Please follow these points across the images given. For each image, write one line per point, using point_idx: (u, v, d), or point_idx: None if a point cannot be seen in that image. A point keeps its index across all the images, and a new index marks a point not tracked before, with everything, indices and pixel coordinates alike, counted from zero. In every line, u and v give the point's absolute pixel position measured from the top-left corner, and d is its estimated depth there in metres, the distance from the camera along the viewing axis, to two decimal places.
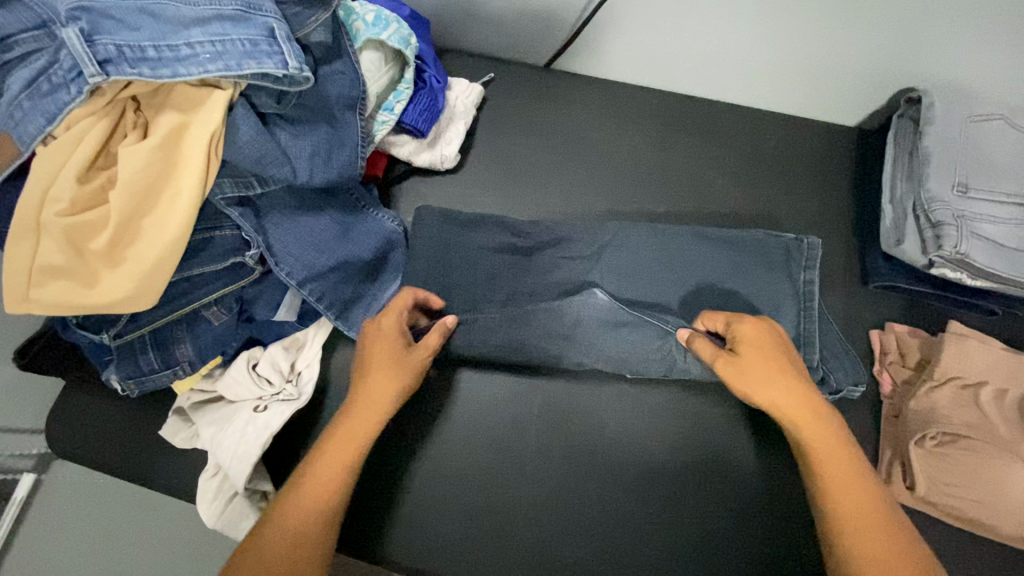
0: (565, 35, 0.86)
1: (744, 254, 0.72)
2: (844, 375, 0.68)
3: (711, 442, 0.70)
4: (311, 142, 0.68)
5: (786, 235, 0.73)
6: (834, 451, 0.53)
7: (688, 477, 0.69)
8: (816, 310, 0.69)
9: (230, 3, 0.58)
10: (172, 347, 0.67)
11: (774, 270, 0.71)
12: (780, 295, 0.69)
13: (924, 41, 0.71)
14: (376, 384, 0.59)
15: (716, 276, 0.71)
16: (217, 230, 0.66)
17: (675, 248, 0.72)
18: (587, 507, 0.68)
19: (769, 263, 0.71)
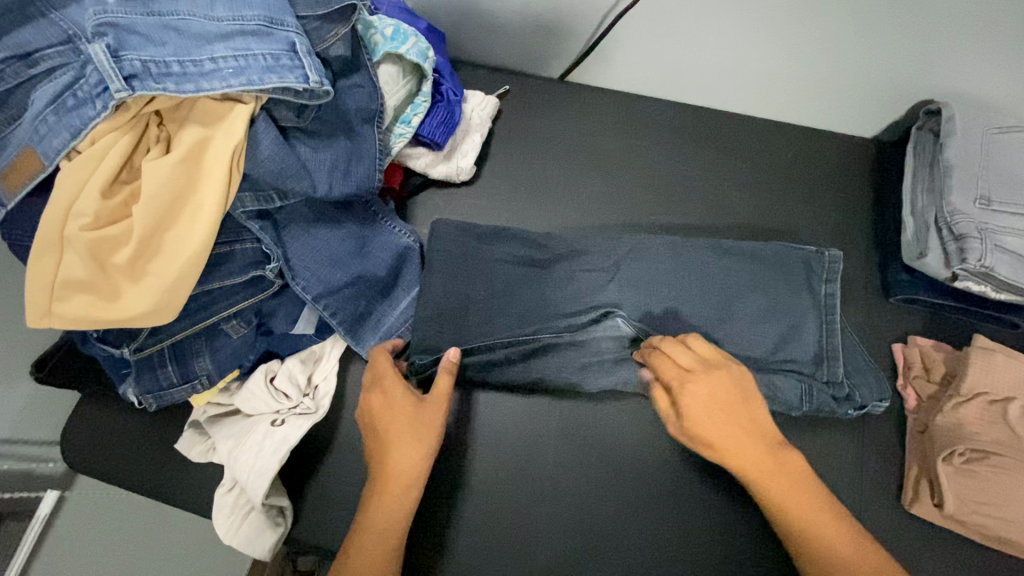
0: (581, 47, 0.86)
1: (765, 267, 0.71)
2: (870, 391, 0.67)
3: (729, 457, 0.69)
4: (330, 155, 0.68)
5: (805, 247, 0.72)
6: (791, 481, 0.55)
7: (704, 491, 0.68)
8: (838, 322, 0.68)
9: (253, 18, 0.59)
10: (190, 361, 0.66)
11: (796, 284, 0.70)
12: (801, 309, 0.69)
13: (944, 51, 0.71)
14: (412, 463, 0.57)
15: (738, 289, 0.70)
16: (238, 244, 0.65)
17: (695, 261, 0.72)
18: (606, 524, 0.67)
19: (790, 277, 0.70)
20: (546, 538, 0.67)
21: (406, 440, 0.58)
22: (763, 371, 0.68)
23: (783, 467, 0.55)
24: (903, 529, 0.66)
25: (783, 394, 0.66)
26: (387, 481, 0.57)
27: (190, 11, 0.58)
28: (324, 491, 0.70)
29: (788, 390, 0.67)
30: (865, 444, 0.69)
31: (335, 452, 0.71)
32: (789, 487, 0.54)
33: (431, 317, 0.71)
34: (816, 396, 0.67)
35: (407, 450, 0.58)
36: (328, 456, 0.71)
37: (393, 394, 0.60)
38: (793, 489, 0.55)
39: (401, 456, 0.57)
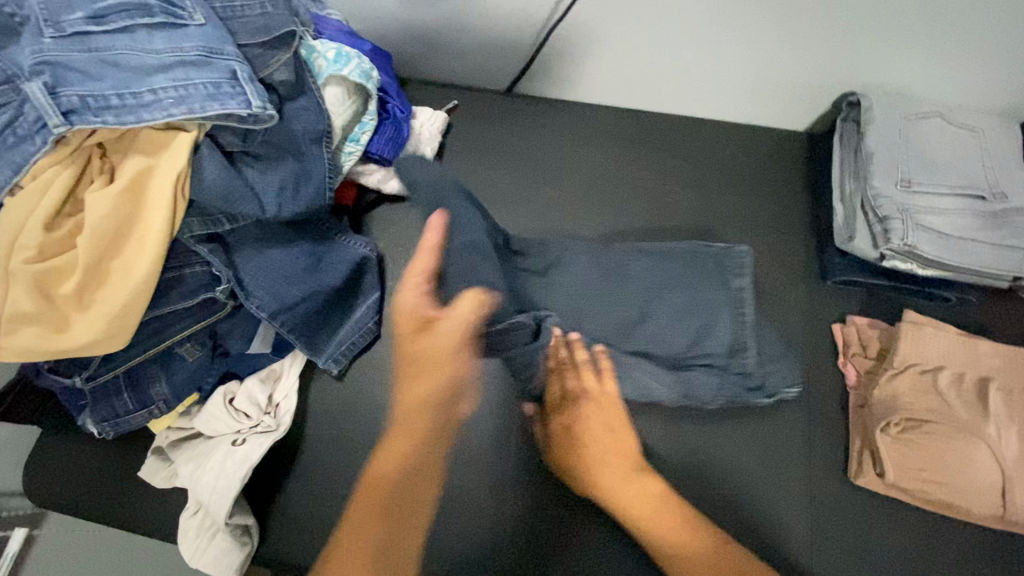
0: (523, 60, 0.90)
1: (687, 267, 0.75)
2: (781, 380, 0.72)
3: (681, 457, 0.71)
4: (279, 177, 0.69)
5: (715, 246, 0.76)
6: (637, 491, 0.66)
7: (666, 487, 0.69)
8: (749, 310, 0.73)
9: (192, 49, 0.61)
10: (146, 388, 0.67)
11: (712, 284, 0.74)
12: (713, 304, 0.73)
13: (856, 47, 0.76)
14: (419, 385, 0.64)
15: (658, 289, 0.74)
16: (188, 267, 0.66)
17: (622, 263, 0.76)
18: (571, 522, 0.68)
19: (710, 276, 0.74)
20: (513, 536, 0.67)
21: (418, 372, 0.64)
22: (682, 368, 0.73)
23: (629, 479, 0.67)
24: (849, 499, 0.69)
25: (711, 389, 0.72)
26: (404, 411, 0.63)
27: (128, 45, 0.60)
28: (290, 505, 0.71)
29: (705, 383, 0.72)
30: (812, 422, 0.72)
31: (301, 467, 0.73)
32: (639, 494, 0.66)
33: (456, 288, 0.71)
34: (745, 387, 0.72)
35: (421, 381, 0.64)
36: (293, 471, 0.73)
37: (408, 327, 0.67)
38: (641, 497, 0.66)
39: (415, 387, 0.64)
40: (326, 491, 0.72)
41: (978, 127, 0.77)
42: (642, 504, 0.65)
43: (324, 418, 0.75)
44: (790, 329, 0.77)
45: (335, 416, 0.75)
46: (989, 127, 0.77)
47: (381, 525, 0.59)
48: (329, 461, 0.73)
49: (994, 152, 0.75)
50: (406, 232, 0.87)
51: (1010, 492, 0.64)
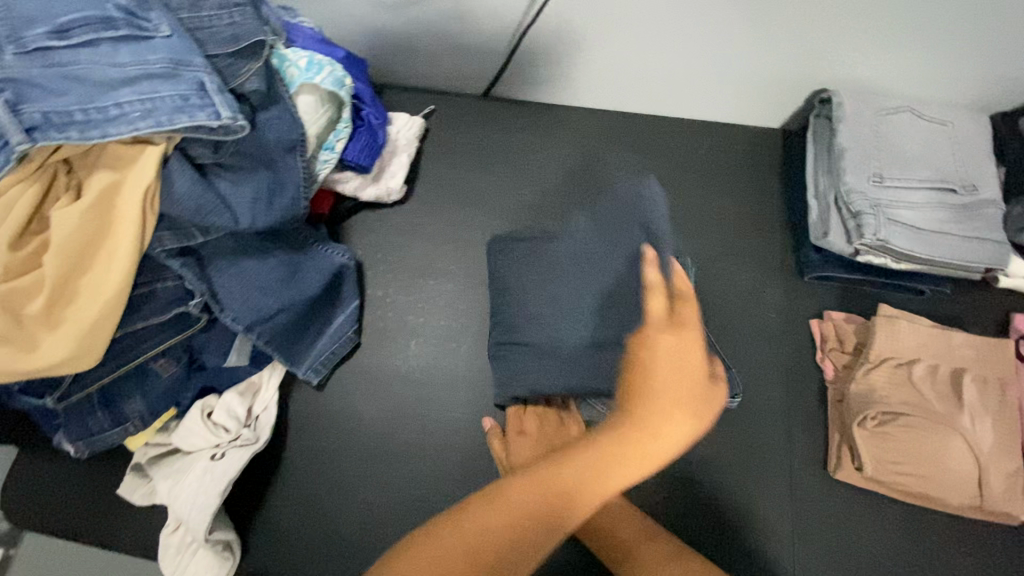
0: (498, 64, 0.90)
1: (613, 220, 0.72)
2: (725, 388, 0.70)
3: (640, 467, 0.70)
4: (252, 188, 0.69)
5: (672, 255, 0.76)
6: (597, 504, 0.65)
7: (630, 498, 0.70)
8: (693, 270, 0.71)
9: (157, 61, 0.60)
10: (120, 405, 0.66)
11: (624, 210, 0.71)
12: None
13: (827, 44, 0.77)
14: (672, 427, 0.48)
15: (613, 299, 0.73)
16: (159, 281, 0.65)
17: (575, 254, 0.74)
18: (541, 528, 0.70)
19: (628, 216, 0.70)
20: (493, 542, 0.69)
21: (666, 399, 0.48)
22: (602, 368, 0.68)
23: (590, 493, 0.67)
24: (830, 494, 0.69)
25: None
26: (635, 443, 0.48)
27: (91, 59, 0.58)
28: (275, 516, 0.71)
29: None
30: (791, 418, 0.73)
31: (284, 478, 0.73)
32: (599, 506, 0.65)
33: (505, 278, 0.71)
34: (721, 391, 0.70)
35: (647, 418, 0.48)
36: (277, 482, 0.73)
37: (661, 331, 0.50)
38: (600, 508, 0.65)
39: (627, 421, 0.49)
40: (312, 500, 0.72)
41: (948, 121, 0.78)
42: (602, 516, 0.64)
43: (305, 428, 0.75)
44: (769, 326, 0.78)
45: (319, 425, 0.76)
46: (960, 119, 0.78)
47: (453, 561, 0.43)
48: (313, 472, 0.73)
49: (964, 145, 0.76)
50: (385, 239, 0.87)
51: (985, 481, 0.65)
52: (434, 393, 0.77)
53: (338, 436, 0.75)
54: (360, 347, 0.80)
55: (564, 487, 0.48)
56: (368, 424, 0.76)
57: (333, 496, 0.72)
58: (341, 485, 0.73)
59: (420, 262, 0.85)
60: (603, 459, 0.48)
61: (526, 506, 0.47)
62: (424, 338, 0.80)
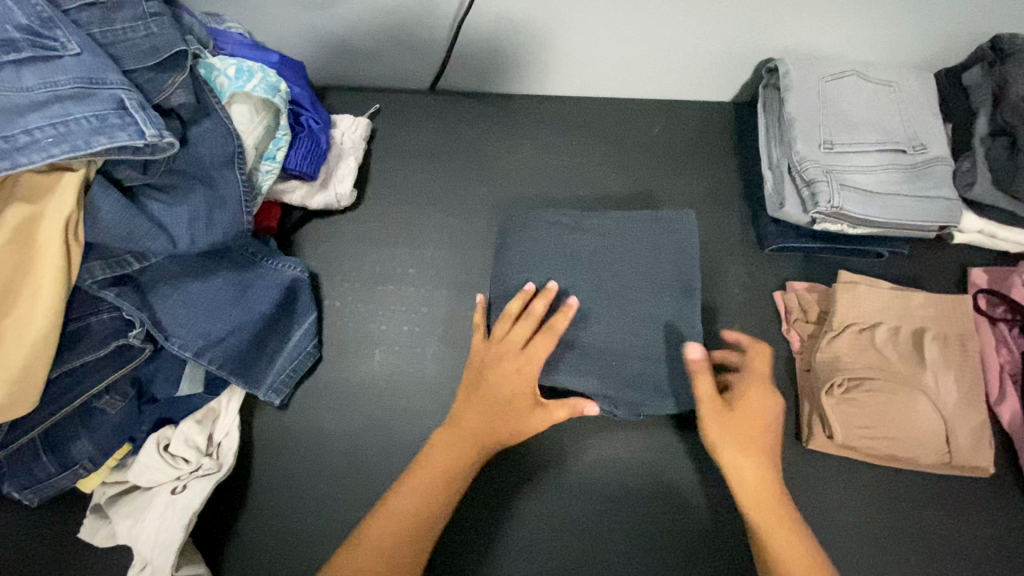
0: (440, 57, 0.87)
1: (656, 237, 0.72)
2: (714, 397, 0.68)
3: (600, 458, 0.71)
4: (187, 207, 0.65)
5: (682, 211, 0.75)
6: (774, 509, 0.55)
7: (587, 482, 0.70)
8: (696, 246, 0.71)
9: (67, 82, 0.56)
10: (66, 448, 0.63)
11: (666, 236, 0.71)
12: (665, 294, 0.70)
13: (771, 11, 0.76)
14: (501, 368, 0.63)
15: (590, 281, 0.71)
16: (95, 314, 0.62)
17: (596, 254, 0.72)
18: (510, 534, 0.68)
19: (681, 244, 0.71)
20: (459, 551, 0.67)
21: (501, 375, 0.62)
22: (595, 360, 0.67)
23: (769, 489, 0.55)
24: (804, 464, 0.70)
25: (628, 387, 0.66)
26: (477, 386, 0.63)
27: None
28: (245, 544, 0.69)
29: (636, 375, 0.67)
30: None
31: (253, 504, 0.71)
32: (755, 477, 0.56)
33: (501, 271, 0.73)
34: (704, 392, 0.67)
35: (501, 393, 0.62)
36: (245, 513, 0.70)
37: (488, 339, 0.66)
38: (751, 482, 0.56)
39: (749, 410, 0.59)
40: (281, 524, 0.70)
41: (894, 82, 0.77)
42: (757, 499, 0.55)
43: (272, 451, 0.73)
44: (734, 302, 0.77)
45: (285, 444, 0.73)
46: (905, 79, 0.78)
47: (401, 526, 0.55)
48: (284, 493, 0.71)
49: (911, 105, 0.76)
50: (339, 247, 0.84)
51: (951, 436, 0.66)
52: (402, 402, 0.75)
53: (305, 455, 0.73)
54: (322, 361, 0.78)
55: (454, 458, 0.59)
56: (336, 439, 0.74)
57: (306, 516, 0.70)
58: (314, 504, 0.71)
59: (377, 269, 0.83)
60: (473, 431, 0.61)
61: (434, 476, 0.58)
62: (387, 345, 0.78)
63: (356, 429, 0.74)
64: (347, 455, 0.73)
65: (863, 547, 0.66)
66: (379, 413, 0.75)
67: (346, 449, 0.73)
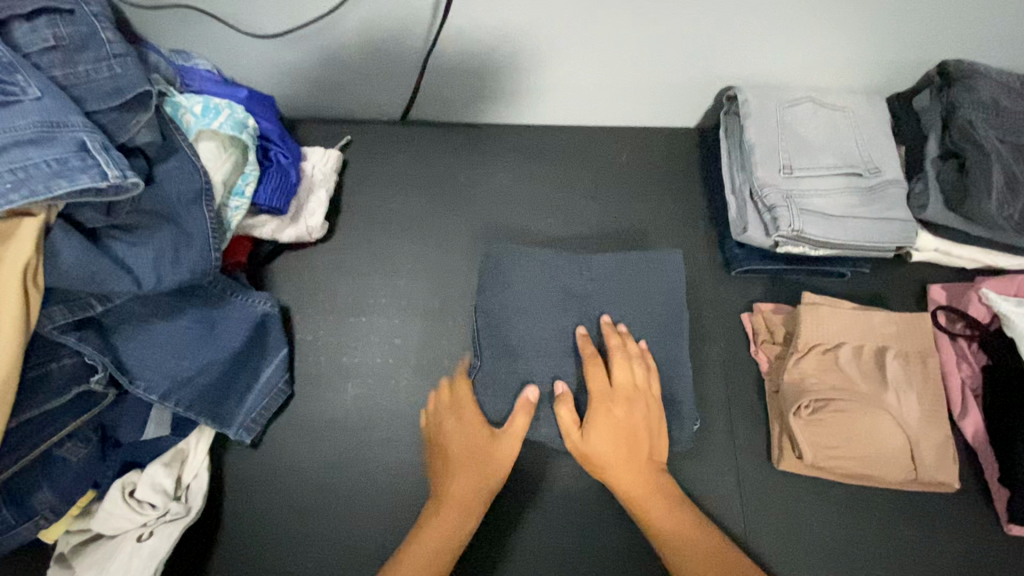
0: (409, 88, 0.88)
1: (635, 273, 0.73)
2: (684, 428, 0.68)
3: (575, 481, 0.72)
4: (152, 246, 0.64)
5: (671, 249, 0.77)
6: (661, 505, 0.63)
7: (565, 505, 0.72)
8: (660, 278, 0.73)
9: (28, 126, 0.56)
10: (26, 498, 0.61)
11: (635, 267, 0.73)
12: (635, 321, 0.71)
13: (725, 43, 0.79)
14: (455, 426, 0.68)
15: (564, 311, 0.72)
16: (55, 361, 0.60)
17: (568, 287, 0.73)
18: (499, 555, 0.69)
19: (655, 281, 0.73)
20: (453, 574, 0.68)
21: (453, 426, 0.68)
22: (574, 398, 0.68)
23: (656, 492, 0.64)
24: (776, 484, 0.71)
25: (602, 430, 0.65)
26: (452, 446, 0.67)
27: None
28: None
29: None
30: (733, 414, 0.74)
31: (223, 544, 0.69)
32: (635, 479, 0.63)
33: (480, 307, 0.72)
34: (682, 422, 0.68)
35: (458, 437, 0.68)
36: (216, 554, 0.69)
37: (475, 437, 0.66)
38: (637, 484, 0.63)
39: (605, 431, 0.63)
40: (255, 564, 0.69)
41: (848, 107, 0.80)
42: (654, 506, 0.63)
43: (244, 489, 0.72)
44: (702, 324, 0.79)
45: (257, 484, 0.72)
46: (858, 105, 0.81)
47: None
48: (257, 532, 0.70)
49: (864, 129, 0.79)
50: (311, 279, 0.84)
51: (917, 453, 0.67)
52: (377, 435, 0.75)
53: (278, 493, 0.72)
54: (294, 397, 0.77)
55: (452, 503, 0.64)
56: (310, 476, 0.73)
57: (281, 553, 0.69)
58: (288, 541, 0.70)
59: (350, 300, 0.83)
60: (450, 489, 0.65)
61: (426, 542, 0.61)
62: (361, 378, 0.78)
63: (331, 464, 0.73)
64: (321, 490, 0.72)
65: (835, 565, 0.67)
66: (353, 445, 0.74)
67: (320, 484, 0.72)
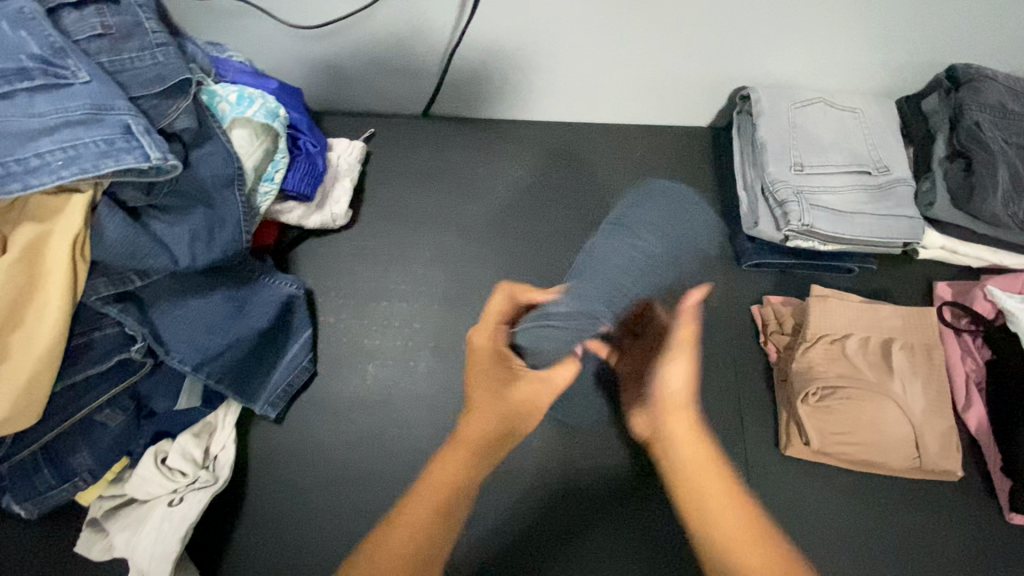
0: (432, 85, 0.91)
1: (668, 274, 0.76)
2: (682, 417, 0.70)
3: (591, 449, 0.76)
4: (189, 226, 0.67)
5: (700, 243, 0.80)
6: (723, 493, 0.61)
7: (578, 471, 0.76)
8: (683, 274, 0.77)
9: (78, 108, 0.59)
10: (67, 460, 0.65)
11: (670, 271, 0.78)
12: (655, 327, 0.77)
13: (740, 44, 0.81)
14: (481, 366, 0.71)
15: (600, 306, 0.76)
16: (98, 330, 0.64)
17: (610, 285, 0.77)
18: (513, 514, 0.73)
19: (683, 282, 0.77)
20: (488, 540, 0.72)
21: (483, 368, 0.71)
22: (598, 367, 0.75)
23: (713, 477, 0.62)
24: (783, 470, 0.73)
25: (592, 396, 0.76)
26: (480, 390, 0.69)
27: (7, 112, 0.57)
28: (242, 553, 0.70)
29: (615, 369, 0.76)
30: (741, 402, 0.76)
31: (246, 514, 0.72)
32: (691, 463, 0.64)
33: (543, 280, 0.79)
34: None
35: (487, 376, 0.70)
36: (240, 523, 0.72)
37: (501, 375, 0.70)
38: (695, 465, 0.64)
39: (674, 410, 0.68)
40: (277, 533, 0.71)
41: (858, 108, 0.83)
42: (709, 487, 0.61)
43: (267, 462, 0.75)
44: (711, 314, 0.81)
45: (280, 457, 0.75)
46: (868, 106, 0.83)
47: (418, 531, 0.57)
48: (280, 503, 0.73)
49: (874, 130, 0.81)
50: (334, 264, 0.87)
51: (921, 442, 0.69)
52: (396, 414, 0.78)
53: (301, 468, 0.75)
54: (317, 376, 0.80)
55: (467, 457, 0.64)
56: (331, 451, 0.76)
57: (303, 523, 0.72)
58: (311, 512, 0.72)
59: (372, 285, 0.85)
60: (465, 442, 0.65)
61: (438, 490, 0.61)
62: (380, 360, 0.81)
63: (351, 440, 0.76)
64: (342, 465, 0.75)
65: (840, 549, 0.69)
66: (373, 423, 0.77)
67: (341, 459, 0.75)
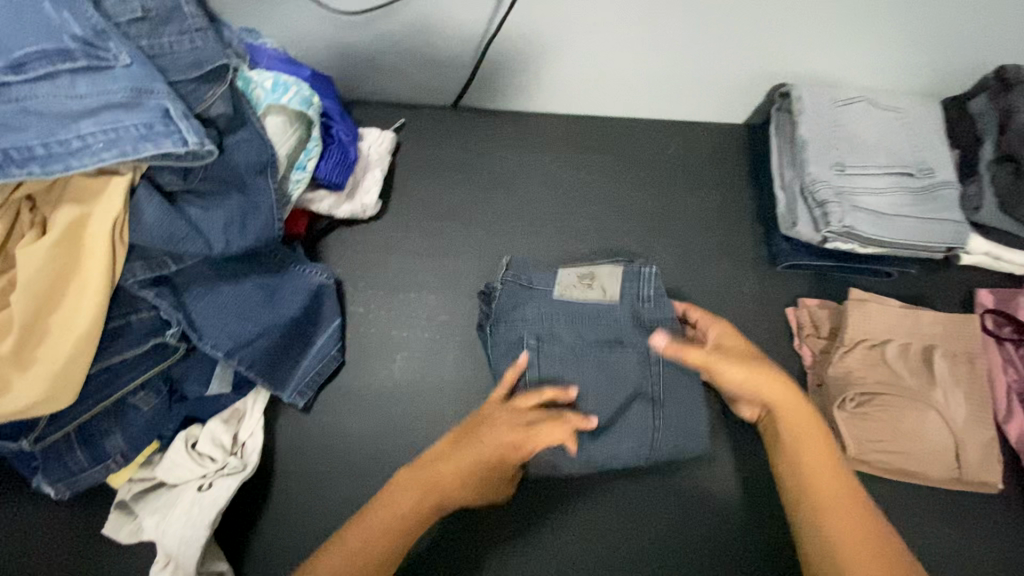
0: (464, 77, 0.90)
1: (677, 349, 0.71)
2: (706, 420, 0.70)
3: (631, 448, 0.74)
4: (223, 211, 0.67)
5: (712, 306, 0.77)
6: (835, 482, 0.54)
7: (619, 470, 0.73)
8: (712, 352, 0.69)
9: (118, 90, 0.58)
10: (101, 443, 0.65)
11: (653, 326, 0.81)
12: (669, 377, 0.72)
13: (780, 40, 0.80)
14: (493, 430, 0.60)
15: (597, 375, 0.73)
16: (134, 313, 0.64)
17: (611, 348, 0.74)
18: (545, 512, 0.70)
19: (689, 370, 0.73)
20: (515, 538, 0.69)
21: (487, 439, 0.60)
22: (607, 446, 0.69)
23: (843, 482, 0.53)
24: None
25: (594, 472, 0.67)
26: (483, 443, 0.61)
27: (50, 93, 0.57)
28: (269, 540, 0.70)
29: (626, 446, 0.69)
30: None
31: (274, 501, 0.72)
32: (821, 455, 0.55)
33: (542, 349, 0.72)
34: None
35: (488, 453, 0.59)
36: (267, 510, 0.72)
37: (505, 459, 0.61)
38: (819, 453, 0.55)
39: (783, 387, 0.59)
40: (304, 521, 0.71)
41: (902, 108, 0.81)
42: (826, 476, 0.54)
43: (295, 451, 0.75)
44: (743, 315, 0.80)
45: (308, 446, 0.75)
46: (913, 106, 0.81)
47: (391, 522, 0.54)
48: (307, 492, 0.73)
49: (919, 131, 0.79)
50: (363, 255, 0.87)
51: (962, 452, 0.68)
52: (422, 408, 0.77)
53: (328, 457, 0.74)
54: (344, 365, 0.79)
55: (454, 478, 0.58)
56: (359, 441, 0.75)
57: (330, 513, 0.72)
58: (338, 502, 0.72)
59: (400, 278, 0.85)
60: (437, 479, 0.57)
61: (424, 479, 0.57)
62: (408, 352, 0.80)
63: (379, 432, 0.76)
64: (370, 456, 0.74)
65: None
66: (400, 415, 0.77)
67: (369, 450, 0.75)
